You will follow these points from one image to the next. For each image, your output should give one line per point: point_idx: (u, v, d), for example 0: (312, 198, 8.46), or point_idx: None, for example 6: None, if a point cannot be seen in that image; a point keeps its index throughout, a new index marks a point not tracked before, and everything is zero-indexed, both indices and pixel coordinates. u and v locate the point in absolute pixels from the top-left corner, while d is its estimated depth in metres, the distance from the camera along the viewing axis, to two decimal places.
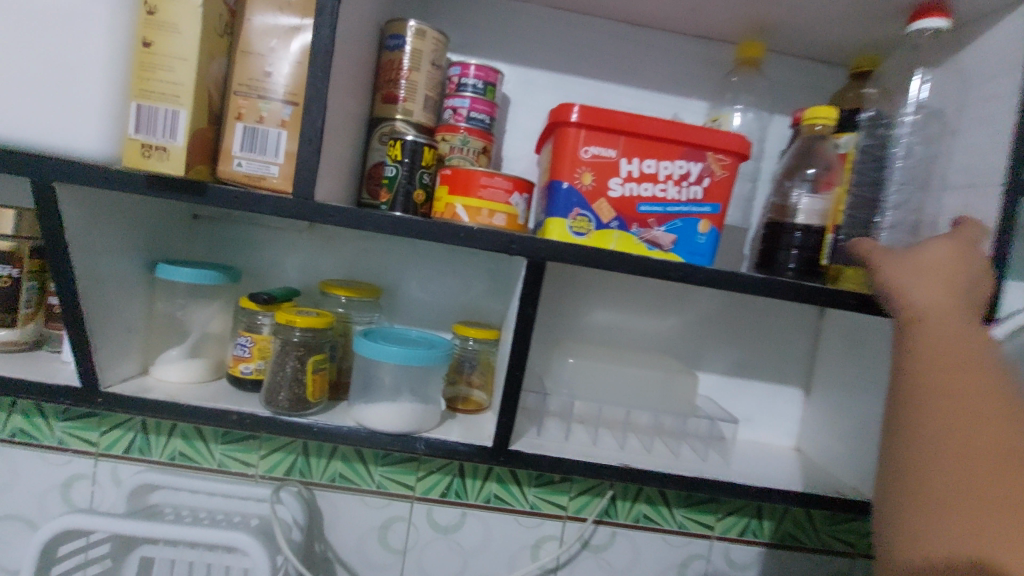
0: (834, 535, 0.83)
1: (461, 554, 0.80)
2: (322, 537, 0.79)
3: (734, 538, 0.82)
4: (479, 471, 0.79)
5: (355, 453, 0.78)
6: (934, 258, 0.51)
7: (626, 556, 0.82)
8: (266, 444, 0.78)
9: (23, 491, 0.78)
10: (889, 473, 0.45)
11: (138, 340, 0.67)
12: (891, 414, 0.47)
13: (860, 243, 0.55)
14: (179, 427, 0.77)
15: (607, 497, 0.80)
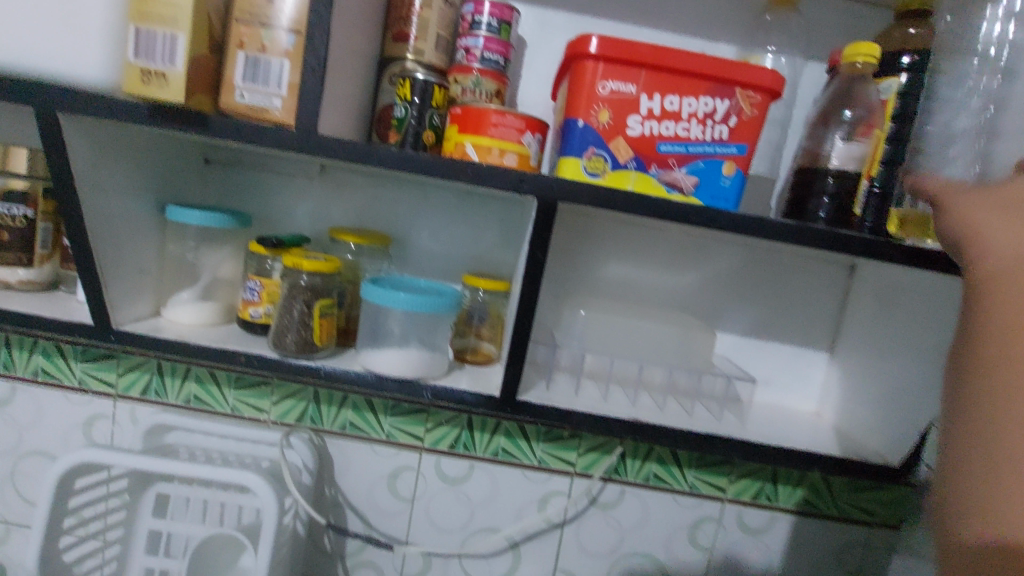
0: (854, 504, 0.80)
1: (469, 505, 0.80)
2: (332, 482, 0.79)
3: (748, 501, 0.80)
4: (488, 424, 0.78)
5: (364, 402, 0.78)
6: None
7: (636, 515, 0.81)
8: (278, 390, 0.78)
9: (47, 427, 0.81)
10: (949, 443, 0.37)
11: (150, 282, 0.68)
12: (952, 377, 0.39)
13: (924, 183, 0.47)
14: (193, 371, 0.78)
15: (618, 455, 0.79)
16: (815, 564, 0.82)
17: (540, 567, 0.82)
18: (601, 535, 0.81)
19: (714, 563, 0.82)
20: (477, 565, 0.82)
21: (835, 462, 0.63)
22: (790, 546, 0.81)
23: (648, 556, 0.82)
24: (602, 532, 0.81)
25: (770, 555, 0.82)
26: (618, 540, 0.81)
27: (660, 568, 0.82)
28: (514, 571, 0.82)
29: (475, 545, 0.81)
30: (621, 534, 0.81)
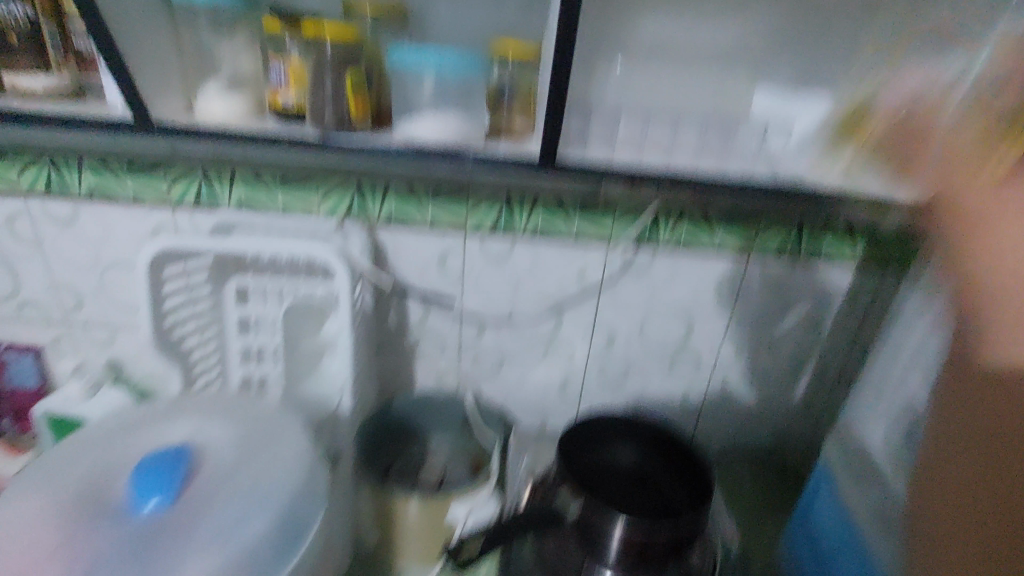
0: (873, 250, 0.85)
1: (514, 277, 0.88)
2: (388, 266, 0.87)
3: (772, 254, 0.86)
4: (525, 203, 0.82)
5: (406, 189, 0.81)
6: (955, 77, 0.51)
7: (666, 273, 0.88)
8: (322, 187, 0.81)
9: (117, 241, 0.86)
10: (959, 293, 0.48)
11: (174, 75, 0.67)
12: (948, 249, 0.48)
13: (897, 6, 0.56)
14: (238, 174, 0.80)
15: (650, 219, 0.84)
16: (831, 305, 0.90)
17: (581, 324, 0.92)
18: (636, 293, 0.90)
19: (737, 309, 0.91)
20: (525, 327, 0.92)
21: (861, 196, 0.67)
22: (808, 291, 0.89)
23: (677, 310, 0.91)
24: (636, 291, 0.89)
25: (789, 302, 0.90)
26: (650, 298, 0.90)
27: (689, 318, 0.92)
28: (559, 330, 0.93)
29: (522, 310, 0.91)
30: (653, 292, 0.90)
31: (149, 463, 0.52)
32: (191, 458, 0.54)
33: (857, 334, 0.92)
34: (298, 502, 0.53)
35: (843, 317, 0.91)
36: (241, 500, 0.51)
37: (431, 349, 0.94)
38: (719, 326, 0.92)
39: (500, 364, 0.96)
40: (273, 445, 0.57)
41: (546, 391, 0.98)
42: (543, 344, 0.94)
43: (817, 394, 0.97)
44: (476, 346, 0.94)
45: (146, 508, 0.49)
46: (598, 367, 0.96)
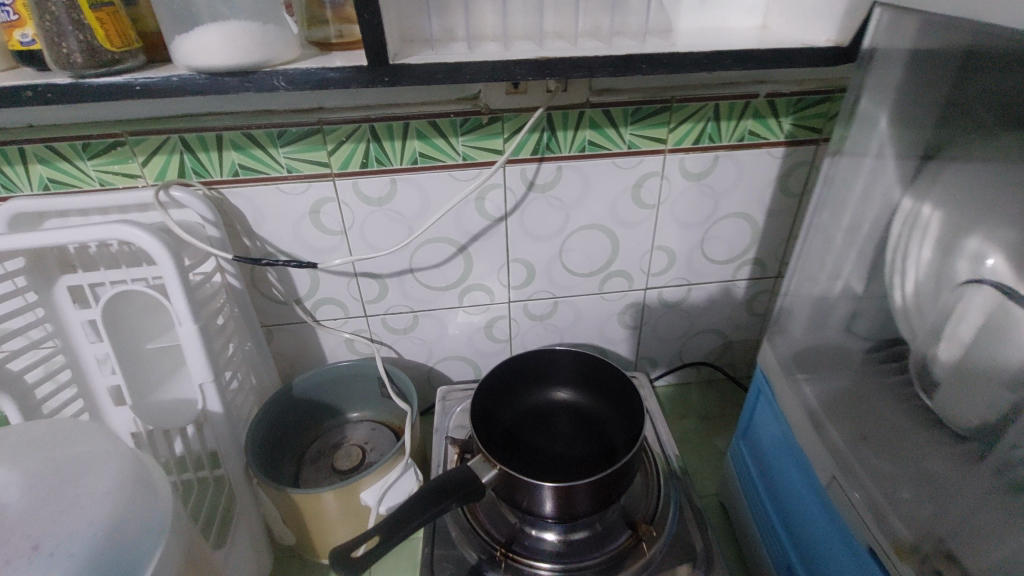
0: (800, 124, 0.75)
1: (405, 221, 0.76)
2: (254, 233, 0.74)
3: (690, 148, 0.75)
4: (394, 130, 0.69)
5: (246, 137, 0.66)
6: (785, 354, 0.61)
7: (576, 189, 0.77)
8: (140, 149, 0.66)
9: None
10: None
11: None
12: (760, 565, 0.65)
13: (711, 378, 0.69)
14: (29, 152, 0.65)
15: (544, 130, 0.71)
16: (761, 196, 0.81)
17: (493, 262, 0.82)
18: (546, 217, 0.79)
19: (663, 216, 0.81)
20: (431, 275, 0.82)
21: (772, 54, 0.56)
22: (735, 184, 0.79)
23: (596, 228, 0.81)
24: (546, 214, 0.78)
25: (716, 197, 0.80)
26: (564, 218, 0.79)
27: (610, 235, 0.82)
28: (470, 272, 0.82)
29: (424, 257, 0.80)
30: (566, 213, 0.79)
31: None
32: None
33: (793, 220, 0.83)
34: (112, 542, 0.41)
35: (776, 204, 0.82)
36: (26, 557, 0.38)
37: (333, 314, 0.83)
38: (645, 239, 0.83)
39: (414, 317, 0.85)
40: (82, 475, 0.44)
41: (472, 337, 0.89)
42: (455, 290, 0.84)
43: (758, 290, 0.90)
44: (382, 303, 0.83)
45: None
46: (522, 302, 0.87)
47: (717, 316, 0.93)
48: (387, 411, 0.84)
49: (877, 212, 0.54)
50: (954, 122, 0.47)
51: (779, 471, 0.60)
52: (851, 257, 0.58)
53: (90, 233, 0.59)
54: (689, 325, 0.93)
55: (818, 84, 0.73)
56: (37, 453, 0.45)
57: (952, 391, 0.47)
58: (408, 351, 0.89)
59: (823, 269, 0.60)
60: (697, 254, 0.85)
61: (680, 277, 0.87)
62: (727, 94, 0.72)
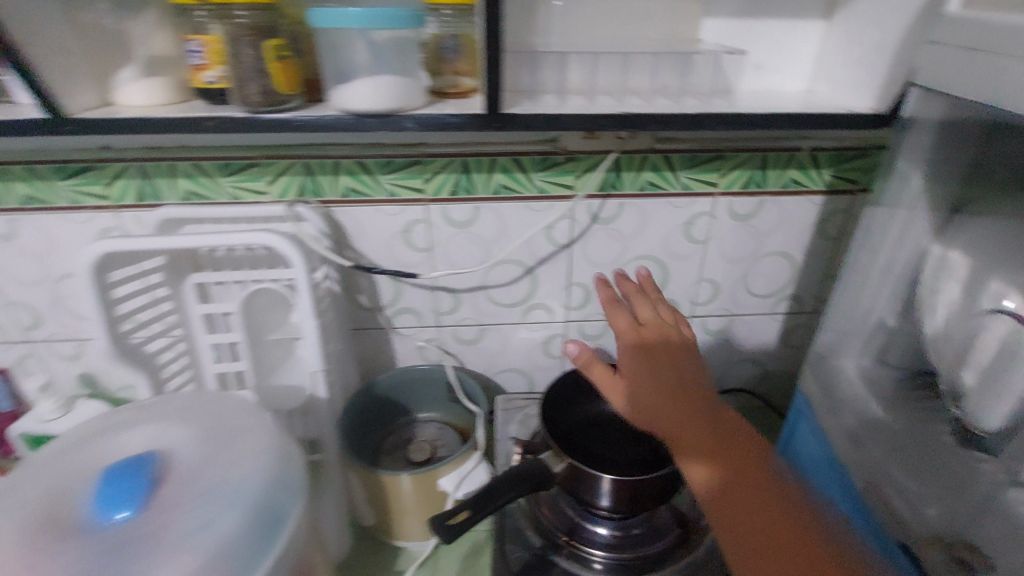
0: (839, 175, 0.84)
1: (482, 243, 0.86)
2: (351, 246, 0.84)
3: (739, 192, 0.84)
4: (483, 164, 0.79)
5: (358, 165, 0.78)
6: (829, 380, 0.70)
7: (634, 223, 0.86)
8: (269, 171, 0.77)
9: (64, 249, 0.83)
10: None
11: (82, 65, 0.61)
12: None
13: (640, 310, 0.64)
14: (179, 167, 0.77)
15: (611, 170, 0.81)
16: (802, 237, 0.89)
17: (555, 284, 0.91)
18: (606, 246, 0.88)
19: (710, 251, 0.90)
20: (500, 292, 0.91)
21: (821, 117, 0.65)
22: (778, 226, 0.88)
23: (649, 259, 0.90)
24: (606, 244, 0.88)
25: (760, 236, 0.89)
26: (621, 249, 0.89)
27: (661, 265, 0.90)
28: (534, 291, 0.92)
29: (495, 276, 0.89)
30: (624, 243, 0.88)
31: (110, 474, 0.46)
32: (158, 463, 0.49)
33: (830, 261, 0.92)
34: (275, 488, 0.49)
35: (815, 245, 0.90)
36: (213, 491, 0.47)
37: (408, 323, 0.92)
38: (693, 271, 0.91)
39: (481, 330, 0.95)
40: (245, 434, 0.52)
41: (529, 352, 0.98)
42: (519, 307, 0.93)
43: (796, 324, 0.98)
44: (453, 315, 0.92)
45: (119, 516, 0.44)
46: (577, 323, 0.95)
47: (755, 347, 1.00)
48: (453, 414, 0.92)
49: (912, 255, 0.62)
50: (981, 182, 0.56)
51: (819, 485, 0.68)
52: (886, 294, 0.65)
53: (235, 239, 0.69)
54: (728, 352, 1.01)
55: (855, 141, 0.82)
56: (206, 416, 0.54)
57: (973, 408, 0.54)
58: (470, 361, 0.98)
59: (861, 304, 0.68)
60: (740, 287, 0.93)
61: (723, 307, 0.95)
62: (774, 146, 0.81)
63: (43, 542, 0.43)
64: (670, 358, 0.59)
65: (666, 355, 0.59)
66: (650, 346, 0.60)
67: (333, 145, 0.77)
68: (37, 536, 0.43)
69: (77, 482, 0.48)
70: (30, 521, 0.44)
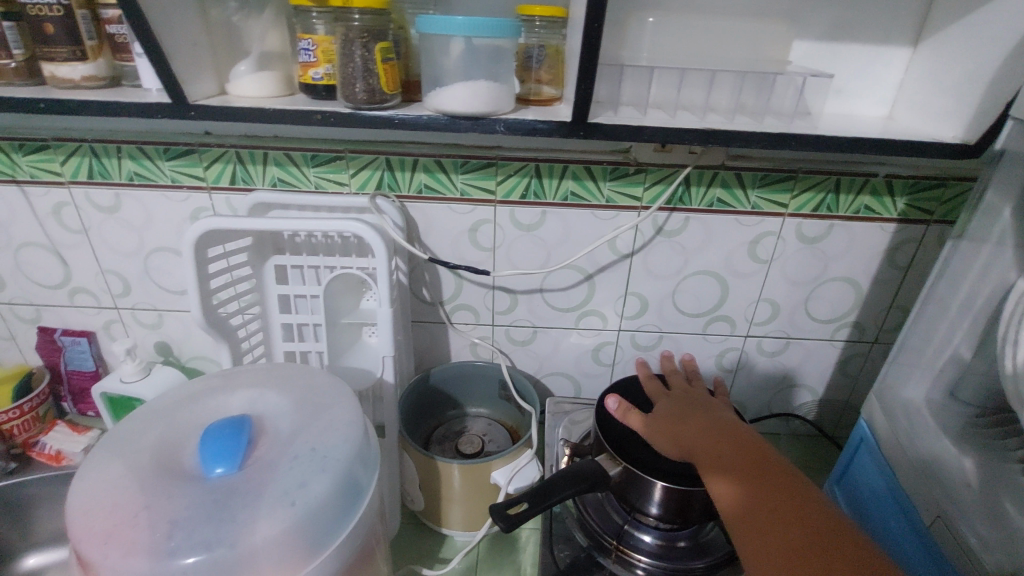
0: (914, 204, 0.83)
1: (545, 247, 0.88)
2: (420, 240, 0.88)
3: (808, 214, 0.84)
4: (555, 170, 0.82)
5: (435, 163, 0.81)
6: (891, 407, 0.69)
7: (698, 238, 0.87)
8: (353, 164, 0.82)
9: (158, 225, 0.89)
10: None
11: (206, 57, 0.67)
12: None
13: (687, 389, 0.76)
14: (271, 156, 0.82)
15: (681, 184, 0.82)
16: (870, 263, 0.88)
17: (613, 292, 0.92)
18: (667, 259, 0.89)
19: (773, 271, 0.89)
20: (558, 296, 0.93)
21: (905, 144, 0.65)
22: (845, 251, 0.87)
23: (709, 274, 0.90)
24: (668, 256, 0.89)
25: (826, 260, 0.88)
26: (682, 262, 0.89)
27: (721, 282, 0.91)
28: (591, 298, 0.93)
29: (554, 280, 0.91)
30: (686, 257, 0.89)
31: (217, 429, 0.51)
32: (253, 426, 0.52)
33: (897, 290, 0.90)
34: (357, 458, 0.52)
35: (882, 274, 0.89)
36: (304, 454, 0.50)
37: (465, 319, 0.95)
38: (753, 290, 0.91)
39: (534, 332, 0.97)
40: (329, 406, 0.56)
41: (580, 358, 0.99)
42: (575, 312, 0.94)
43: (855, 352, 0.96)
44: (510, 315, 0.95)
45: (217, 471, 0.48)
46: (630, 333, 0.96)
47: (810, 372, 0.99)
48: (501, 411, 0.94)
49: (992, 290, 0.61)
50: None
51: (878, 518, 0.68)
52: (962, 328, 0.64)
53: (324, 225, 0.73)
54: (782, 375, 0.99)
55: (934, 170, 0.81)
56: (293, 386, 0.58)
57: None
58: (521, 362, 1.00)
59: (933, 335, 0.67)
60: (799, 310, 0.93)
61: (780, 329, 0.95)
62: (848, 170, 0.81)
63: (159, 483, 0.47)
64: (699, 406, 0.70)
65: (698, 405, 0.71)
66: (682, 399, 0.73)
67: (414, 143, 0.81)
68: (152, 477, 0.48)
69: (181, 437, 0.52)
70: (147, 463, 0.49)
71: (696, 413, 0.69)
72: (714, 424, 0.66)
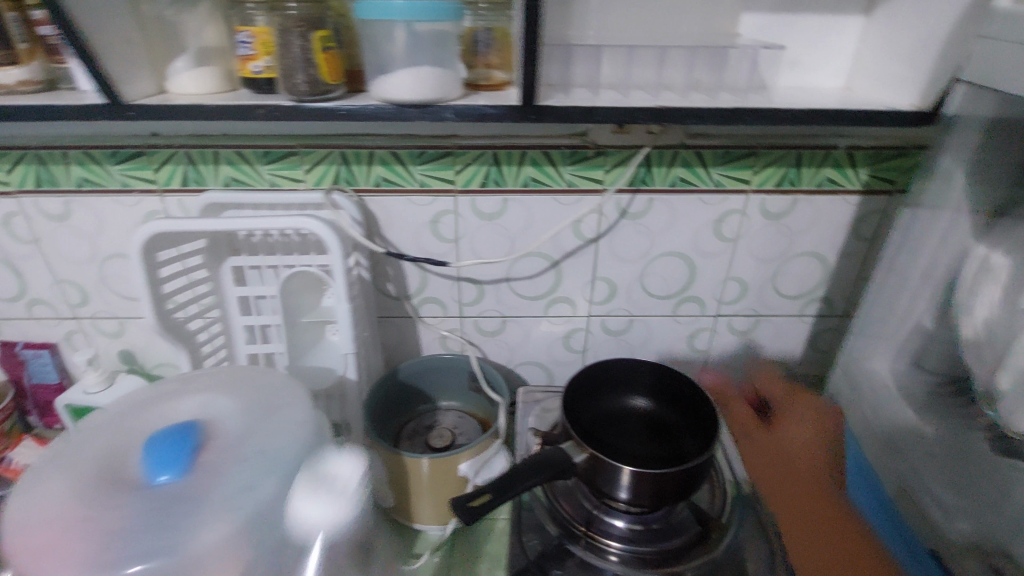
0: (875, 175, 0.83)
1: (509, 235, 0.87)
2: (381, 234, 0.86)
3: (771, 190, 0.84)
4: (513, 157, 0.80)
5: (392, 155, 0.80)
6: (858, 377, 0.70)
7: (663, 220, 0.86)
8: (307, 159, 0.80)
9: (112, 231, 0.87)
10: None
11: (141, 56, 0.65)
12: None
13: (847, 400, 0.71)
14: (222, 155, 0.80)
15: (642, 165, 0.81)
16: (835, 237, 0.88)
17: (581, 278, 0.92)
18: (633, 242, 0.88)
19: (739, 249, 0.89)
20: (525, 285, 0.92)
21: (859, 114, 0.64)
22: (810, 226, 0.87)
23: (677, 255, 0.89)
24: (633, 239, 0.88)
25: (791, 235, 0.88)
26: (649, 245, 0.89)
27: (688, 263, 0.90)
28: (559, 285, 0.92)
29: (520, 268, 0.90)
30: (651, 239, 0.88)
31: (162, 436, 0.49)
32: (200, 430, 0.51)
33: (863, 263, 0.90)
34: (308, 459, 0.51)
35: (847, 247, 0.89)
36: (251, 457, 0.49)
37: (433, 313, 0.94)
38: (721, 269, 0.91)
39: (504, 322, 0.96)
40: (279, 407, 0.55)
41: (552, 346, 0.99)
42: (544, 300, 0.94)
43: (825, 326, 0.96)
44: (478, 306, 0.94)
45: (162, 478, 0.47)
46: (601, 318, 0.96)
47: (781, 349, 0.99)
48: (473, 403, 0.93)
49: (949, 258, 0.61)
50: None
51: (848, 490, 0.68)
52: (922, 296, 0.64)
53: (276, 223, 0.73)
54: (754, 353, 0.99)
55: (895, 140, 0.81)
56: (243, 388, 0.56)
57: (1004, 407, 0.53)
58: (492, 353, 0.99)
59: (894, 305, 0.67)
60: (767, 287, 0.92)
61: (750, 307, 0.94)
62: (808, 144, 0.80)
63: (100, 494, 0.46)
64: (786, 439, 0.73)
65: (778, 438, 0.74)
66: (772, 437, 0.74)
67: (369, 136, 0.79)
68: (93, 488, 0.46)
69: (126, 445, 0.51)
70: (89, 474, 0.48)
71: (812, 443, 0.70)
72: (814, 463, 0.68)
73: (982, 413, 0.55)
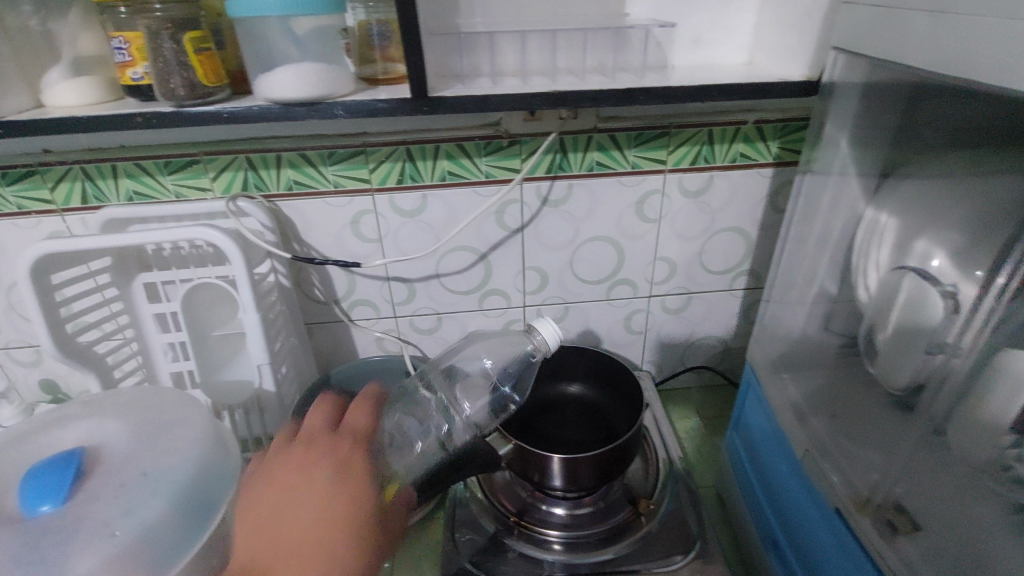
0: (786, 147, 0.84)
1: (432, 231, 0.86)
2: (301, 239, 0.84)
3: (687, 168, 0.84)
4: (427, 151, 0.79)
5: (300, 157, 0.78)
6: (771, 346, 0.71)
7: (584, 205, 0.86)
8: (212, 167, 0.77)
9: (13, 255, 0.82)
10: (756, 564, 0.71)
11: (11, 69, 0.61)
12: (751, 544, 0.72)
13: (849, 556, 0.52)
14: (120, 168, 0.76)
15: (557, 151, 0.81)
16: (754, 210, 0.89)
17: (510, 269, 0.91)
18: (558, 229, 0.88)
19: (663, 229, 0.90)
20: (455, 280, 0.91)
21: (753, 87, 0.65)
22: (729, 201, 0.88)
23: (603, 239, 0.90)
24: (558, 226, 0.88)
25: (712, 212, 0.89)
26: (574, 231, 0.89)
27: (615, 246, 0.91)
28: (489, 278, 0.92)
29: (448, 264, 0.89)
30: (576, 225, 0.88)
31: (42, 467, 0.47)
32: (85, 457, 0.49)
33: None
34: (201, 478, 0.50)
35: (767, 219, 0.90)
36: (137, 480, 0.48)
37: (365, 315, 0.92)
38: (647, 250, 0.91)
39: (439, 319, 0.94)
40: (172, 427, 0.54)
41: None
42: (476, 294, 0.93)
43: (755, 299, 0.98)
44: (410, 305, 0.92)
45: (41, 509, 0.45)
46: (535, 307, 0.95)
47: (716, 324, 1.00)
48: None
49: (845, 223, 0.62)
50: (910, 143, 0.56)
51: (770, 460, 0.67)
52: (824, 262, 0.66)
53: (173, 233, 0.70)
54: (690, 330, 1.01)
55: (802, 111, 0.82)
56: (137, 411, 0.55)
57: (892, 358, 0.56)
58: (431, 351, 0.98)
59: (801, 273, 0.68)
60: (695, 265, 0.93)
61: (681, 285, 0.95)
62: (719, 120, 0.81)
63: None
64: None
65: None
66: None
67: (274, 139, 0.77)
68: None
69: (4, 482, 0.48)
70: None
71: None
72: None
73: (867, 366, 0.60)
